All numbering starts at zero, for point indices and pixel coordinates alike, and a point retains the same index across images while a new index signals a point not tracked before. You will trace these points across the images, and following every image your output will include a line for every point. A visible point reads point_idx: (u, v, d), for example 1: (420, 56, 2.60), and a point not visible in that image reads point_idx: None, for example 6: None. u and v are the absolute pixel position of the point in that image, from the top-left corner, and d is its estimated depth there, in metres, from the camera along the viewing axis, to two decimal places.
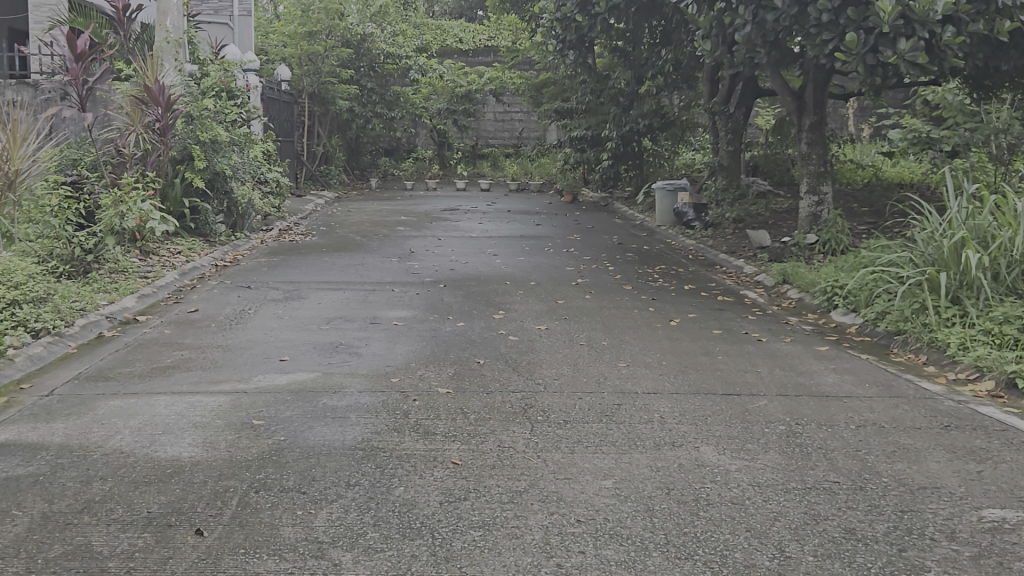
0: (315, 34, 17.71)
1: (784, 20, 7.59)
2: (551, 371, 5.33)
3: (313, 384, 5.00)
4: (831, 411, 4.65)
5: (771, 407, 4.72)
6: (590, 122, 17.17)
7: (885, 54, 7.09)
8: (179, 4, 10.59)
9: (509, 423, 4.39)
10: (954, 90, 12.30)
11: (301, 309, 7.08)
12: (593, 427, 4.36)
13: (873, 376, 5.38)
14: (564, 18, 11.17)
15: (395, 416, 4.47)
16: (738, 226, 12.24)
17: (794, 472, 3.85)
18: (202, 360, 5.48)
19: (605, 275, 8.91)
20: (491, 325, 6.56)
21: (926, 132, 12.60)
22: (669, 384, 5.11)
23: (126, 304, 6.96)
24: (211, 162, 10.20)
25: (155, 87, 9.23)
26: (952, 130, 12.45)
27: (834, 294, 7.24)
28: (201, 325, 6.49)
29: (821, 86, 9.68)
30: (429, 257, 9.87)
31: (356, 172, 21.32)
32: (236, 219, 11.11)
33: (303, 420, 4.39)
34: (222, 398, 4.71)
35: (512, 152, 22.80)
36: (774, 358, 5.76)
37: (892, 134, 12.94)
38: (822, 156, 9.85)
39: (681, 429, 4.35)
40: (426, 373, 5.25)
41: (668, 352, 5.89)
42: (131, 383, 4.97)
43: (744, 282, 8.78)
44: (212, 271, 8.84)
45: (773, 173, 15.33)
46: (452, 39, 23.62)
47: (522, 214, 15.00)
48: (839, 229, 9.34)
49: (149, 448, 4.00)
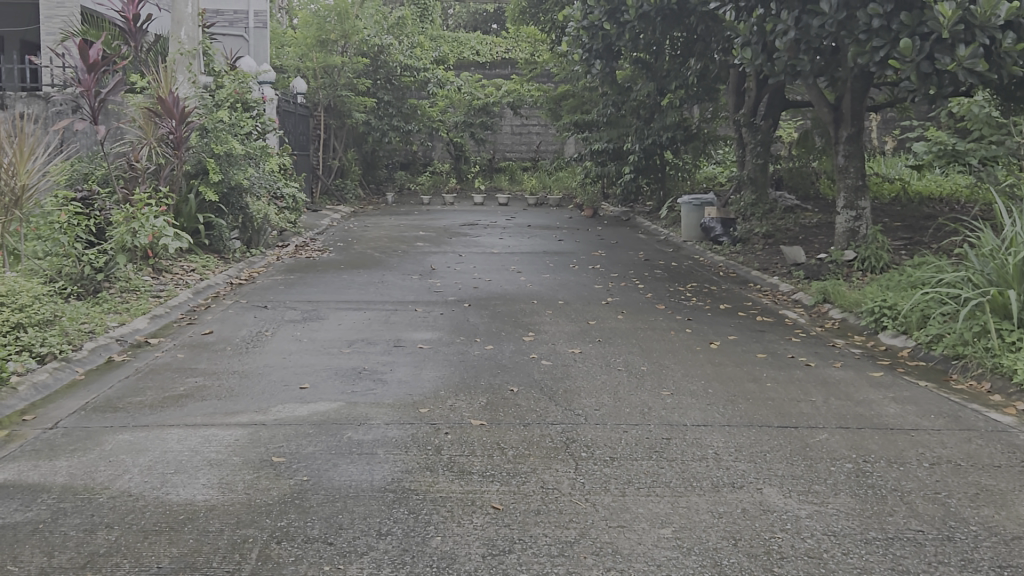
0: (328, 43, 17.58)
1: (831, 26, 7.29)
2: (591, 400, 4.97)
3: (337, 416, 4.64)
4: (900, 447, 4.27)
5: (833, 441, 4.35)
6: (611, 135, 16.79)
7: (943, 62, 6.75)
8: (195, 15, 10.33)
9: (551, 460, 4.03)
10: (980, 102, 11.82)
11: (320, 331, 6.74)
12: (643, 465, 3.99)
13: (937, 407, 4.98)
14: (591, 27, 10.86)
15: (427, 452, 4.11)
16: (769, 241, 11.87)
17: (872, 519, 3.47)
18: (218, 388, 5.13)
19: (635, 294, 8.55)
20: (521, 348, 6.20)
21: (952, 145, 12.16)
22: (719, 415, 4.73)
23: (137, 326, 6.63)
24: (227, 176, 9.90)
25: (169, 98, 8.95)
26: (979, 142, 12.14)
27: (882, 315, 6.85)
28: (216, 348, 6.15)
29: (860, 97, 9.33)
30: (450, 274, 9.54)
31: (371, 186, 21.01)
32: (251, 235, 10.81)
33: (328, 457, 4.03)
34: (239, 431, 4.37)
35: (530, 166, 22.52)
36: (827, 386, 5.39)
37: (917, 147, 12.51)
38: (860, 169, 9.48)
39: (740, 468, 3.98)
40: (457, 402, 4.89)
41: (712, 378, 5.51)
42: (141, 415, 4.63)
43: (781, 300, 8.40)
44: (226, 290, 8.52)
45: (799, 188, 14.96)
46: (469, 51, 23.36)
47: (543, 229, 14.67)
48: (879, 245, 8.98)
49: (159, 490, 3.65)
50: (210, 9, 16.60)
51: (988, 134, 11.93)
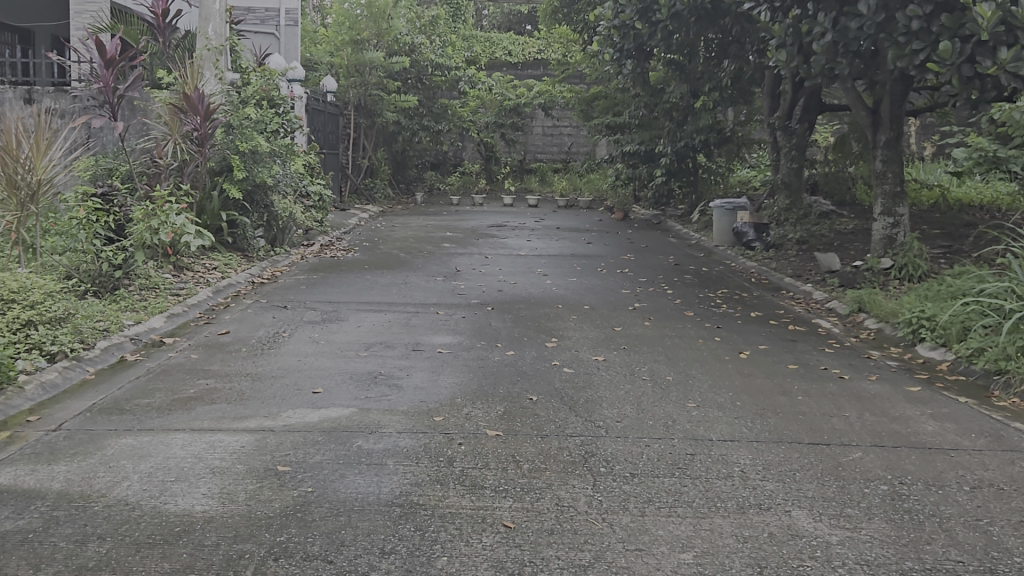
0: (360, 41, 17.51)
1: (869, 27, 7.03)
2: (612, 412, 4.77)
3: (348, 423, 4.47)
4: (939, 468, 4.04)
5: (867, 460, 4.12)
6: (643, 137, 16.56)
7: (984, 65, 6.45)
8: (223, 11, 10.26)
9: (568, 476, 3.84)
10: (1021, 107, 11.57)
11: (338, 333, 6.58)
12: (665, 483, 3.79)
13: (979, 425, 4.73)
14: (622, 26, 10.64)
15: (438, 464, 3.93)
16: (802, 247, 11.59)
17: (908, 547, 3.25)
18: (228, 391, 4.98)
19: (664, 300, 8.34)
20: (543, 354, 6.02)
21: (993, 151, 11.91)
22: (746, 430, 4.52)
23: (153, 324, 6.52)
24: (251, 174, 9.78)
25: (194, 95, 8.84)
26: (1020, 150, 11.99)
27: (920, 326, 6.59)
28: (230, 349, 6.01)
29: (899, 101, 9.06)
30: (475, 277, 9.37)
31: (401, 185, 20.90)
32: (276, 233, 10.70)
33: (335, 467, 3.87)
34: (246, 437, 4.21)
35: (561, 167, 22.33)
36: (861, 400, 5.15)
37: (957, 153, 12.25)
38: (899, 174, 9.21)
39: (767, 488, 3.77)
40: (473, 411, 4.71)
41: (740, 391, 5.28)
42: (148, 418, 4.49)
43: (815, 309, 8.15)
44: (247, 288, 8.40)
45: (834, 193, 14.66)
46: (501, 51, 23.16)
47: (572, 231, 14.48)
48: (916, 253, 8.72)
49: (157, 499, 3.49)
50: (241, 6, 16.55)
51: None
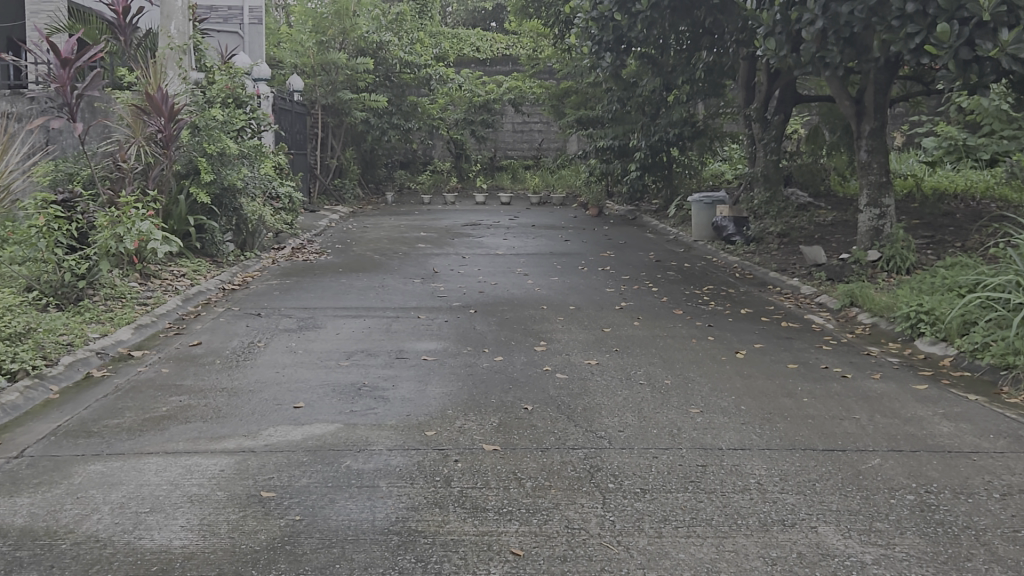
0: (326, 40, 17.19)
1: (861, 12, 6.84)
2: (613, 421, 4.51)
3: (334, 440, 4.18)
4: (964, 474, 3.83)
5: (887, 467, 3.89)
6: (616, 131, 16.31)
7: (985, 47, 6.31)
8: (185, 8, 9.91)
9: (575, 494, 3.58)
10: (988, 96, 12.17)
11: (316, 341, 6.28)
12: (679, 499, 3.54)
13: (996, 425, 4.52)
14: (600, 17, 10.37)
15: (435, 484, 3.66)
16: (784, 241, 11.40)
17: (948, 566, 3.01)
18: (204, 408, 4.68)
19: (649, 297, 8.10)
20: (533, 360, 5.76)
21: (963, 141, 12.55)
22: (756, 438, 4.27)
23: (121, 337, 6.18)
24: (219, 176, 9.43)
25: (158, 95, 8.51)
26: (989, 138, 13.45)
27: (918, 321, 6.40)
28: (204, 362, 5.69)
29: (883, 89, 8.92)
30: (454, 278, 9.10)
31: (371, 185, 20.56)
32: (246, 237, 10.35)
33: (324, 491, 3.58)
34: (226, 460, 3.91)
35: (532, 164, 22.09)
36: (869, 401, 4.93)
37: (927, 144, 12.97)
38: (884, 164, 9.04)
39: (788, 501, 3.53)
40: (466, 424, 4.43)
41: (743, 394, 5.04)
42: (117, 441, 4.17)
43: (804, 304, 7.95)
44: (218, 296, 8.07)
45: (809, 184, 14.47)
46: (469, 48, 22.86)
47: (548, 229, 14.22)
48: (903, 244, 8.55)
49: (131, 534, 3.19)
50: (204, 5, 16.14)
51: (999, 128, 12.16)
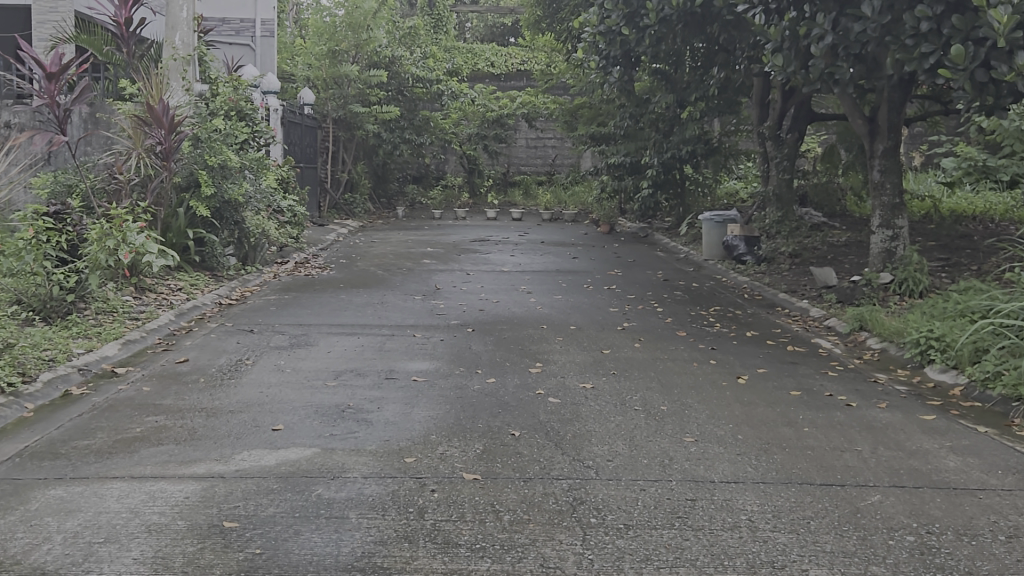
0: (339, 53, 17.10)
1: (874, 30, 6.65)
2: (602, 449, 4.32)
3: (308, 466, 4.01)
4: (969, 513, 3.61)
5: (888, 505, 3.68)
6: (629, 148, 16.11)
7: (1000, 71, 6.02)
8: (191, 19, 9.82)
9: (554, 529, 3.39)
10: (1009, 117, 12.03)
11: (306, 360, 6.12)
12: (663, 536, 3.34)
13: (1004, 460, 4.31)
14: (609, 32, 10.20)
15: (407, 517, 3.47)
16: (796, 262, 11.18)
17: None
18: (179, 429, 4.51)
19: (653, 318, 7.90)
20: (526, 382, 5.57)
21: (982, 160, 12.51)
22: (751, 470, 4.07)
23: (106, 353, 6.03)
24: (220, 189, 9.30)
25: (158, 106, 8.40)
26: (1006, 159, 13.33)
27: (929, 347, 6.19)
28: (188, 380, 5.54)
29: (897, 109, 8.70)
30: (455, 295, 8.93)
31: (382, 200, 20.41)
32: (247, 251, 10.20)
33: (290, 522, 3.40)
34: (193, 486, 3.74)
35: (545, 180, 21.94)
36: (873, 432, 4.72)
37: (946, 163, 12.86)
38: (897, 185, 8.83)
39: (779, 541, 3.32)
40: (448, 450, 4.26)
41: (741, 422, 4.84)
42: (84, 464, 4.01)
43: (813, 327, 7.73)
44: (213, 310, 7.92)
45: (824, 205, 14.24)
46: (484, 63, 22.82)
47: (557, 246, 14.05)
48: (917, 267, 8.32)
49: (79, 567, 3.02)
50: (216, 17, 16.10)
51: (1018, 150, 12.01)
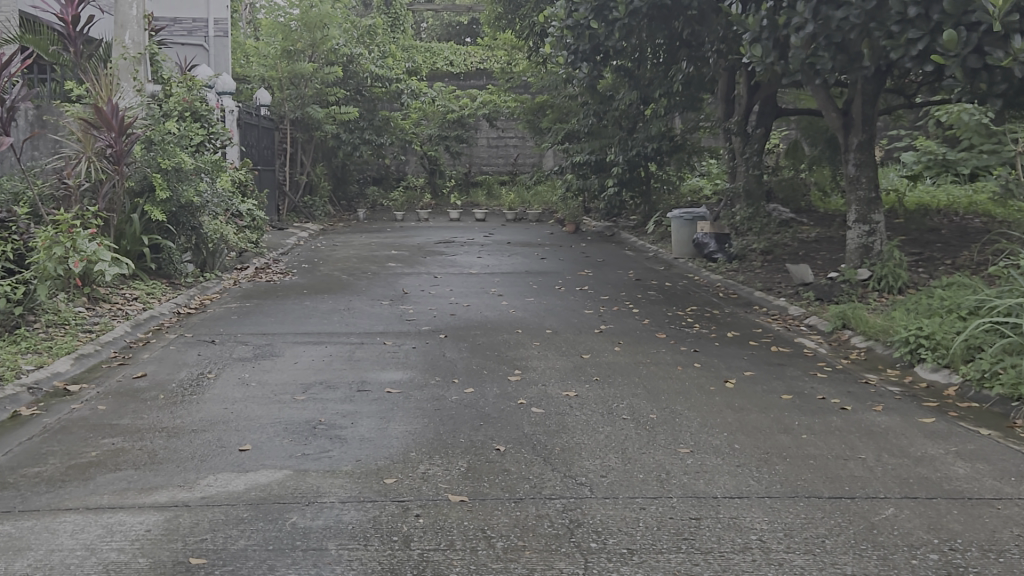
0: (294, 52, 16.66)
1: (858, 17, 6.45)
2: (594, 463, 4.06)
3: (281, 491, 3.71)
4: (990, 526, 3.40)
5: (904, 519, 3.46)
6: (593, 146, 15.86)
7: (997, 55, 5.88)
8: (141, 17, 9.42)
9: (552, 556, 3.12)
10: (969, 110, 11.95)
11: (272, 371, 5.81)
12: (671, 562, 3.08)
13: (1014, 464, 4.12)
14: (577, 26, 9.92)
15: (392, 547, 3.18)
16: (768, 258, 11.01)
17: None
18: (139, 452, 4.19)
19: (630, 320, 7.65)
20: (507, 392, 5.29)
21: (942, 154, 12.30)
22: (754, 483, 3.83)
23: (58, 369, 5.67)
24: (175, 193, 8.92)
25: (107, 107, 8.02)
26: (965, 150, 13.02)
27: (918, 346, 6.00)
28: (147, 397, 5.19)
29: (871, 101, 8.54)
30: (424, 299, 8.63)
31: (342, 202, 20.03)
32: (205, 257, 9.82)
33: (264, 557, 3.10)
34: (156, 517, 3.43)
35: (507, 180, 21.73)
36: (874, 437, 4.51)
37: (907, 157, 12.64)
38: (873, 179, 8.67)
39: (796, 564, 3.08)
40: (430, 470, 3.97)
41: (735, 430, 4.60)
42: (34, 494, 3.67)
43: (794, 326, 7.52)
44: (172, 320, 7.57)
45: (790, 200, 14.12)
46: (443, 62, 22.59)
47: (523, 246, 13.77)
48: (896, 262, 8.16)
49: None
50: (167, 18, 15.66)
51: (979, 142, 12.07)
